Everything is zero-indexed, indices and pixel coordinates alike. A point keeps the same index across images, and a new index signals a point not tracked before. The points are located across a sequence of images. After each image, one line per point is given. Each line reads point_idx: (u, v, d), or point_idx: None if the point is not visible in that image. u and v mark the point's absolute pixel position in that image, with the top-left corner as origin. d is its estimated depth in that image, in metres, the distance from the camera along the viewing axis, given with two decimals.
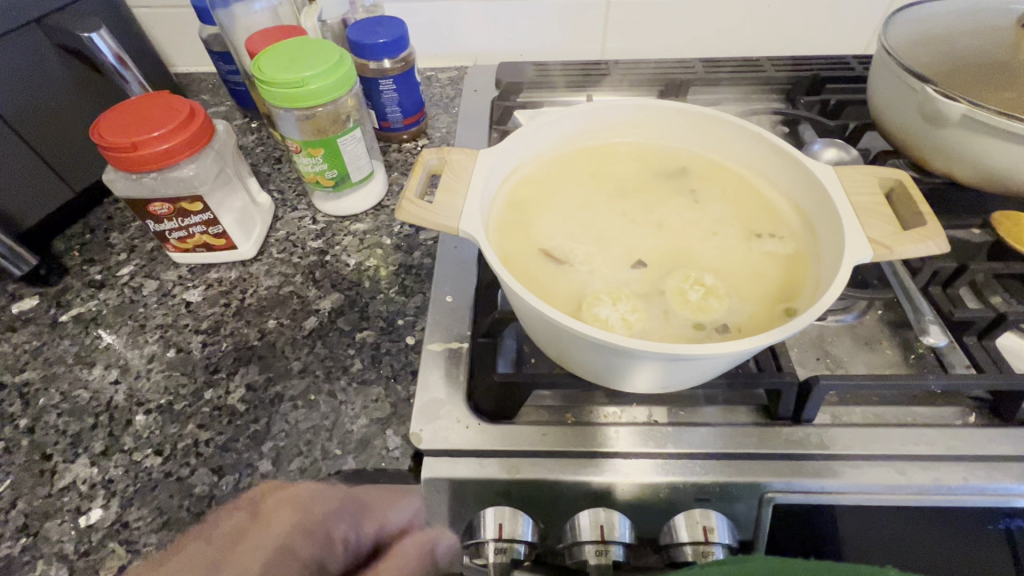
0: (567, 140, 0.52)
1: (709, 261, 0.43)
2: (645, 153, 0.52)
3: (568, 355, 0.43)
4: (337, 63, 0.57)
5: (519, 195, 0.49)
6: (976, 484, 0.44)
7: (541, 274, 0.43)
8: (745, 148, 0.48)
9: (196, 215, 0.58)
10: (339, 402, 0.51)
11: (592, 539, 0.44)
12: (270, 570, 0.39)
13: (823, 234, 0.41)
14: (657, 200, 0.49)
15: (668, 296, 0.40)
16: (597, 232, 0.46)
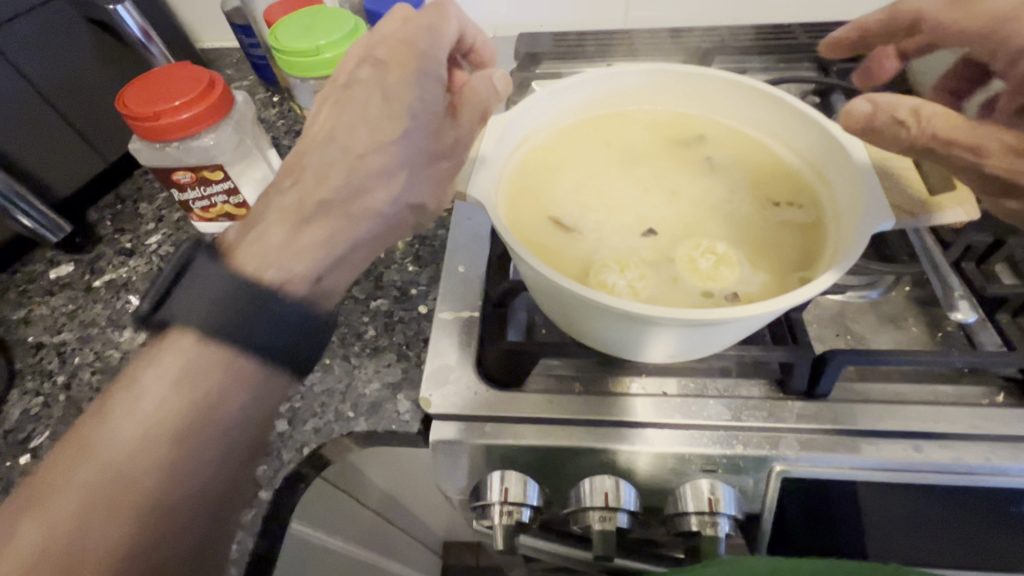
0: (582, 107, 0.51)
1: (723, 229, 0.42)
2: (662, 120, 0.51)
3: (577, 322, 0.43)
4: (351, 30, 0.57)
5: (531, 163, 0.48)
6: (998, 464, 0.42)
7: (550, 242, 0.42)
8: (767, 113, 0.46)
9: (217, 184, 0.59)
10: (353, 366, 0.52)
11: (597, 505, 0.45)
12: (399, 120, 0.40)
13: (845, 201, 0.40)
14: (672, 168, 0.48)
15: (678, 263, 0.40)
16: (608, 200, 0.45)
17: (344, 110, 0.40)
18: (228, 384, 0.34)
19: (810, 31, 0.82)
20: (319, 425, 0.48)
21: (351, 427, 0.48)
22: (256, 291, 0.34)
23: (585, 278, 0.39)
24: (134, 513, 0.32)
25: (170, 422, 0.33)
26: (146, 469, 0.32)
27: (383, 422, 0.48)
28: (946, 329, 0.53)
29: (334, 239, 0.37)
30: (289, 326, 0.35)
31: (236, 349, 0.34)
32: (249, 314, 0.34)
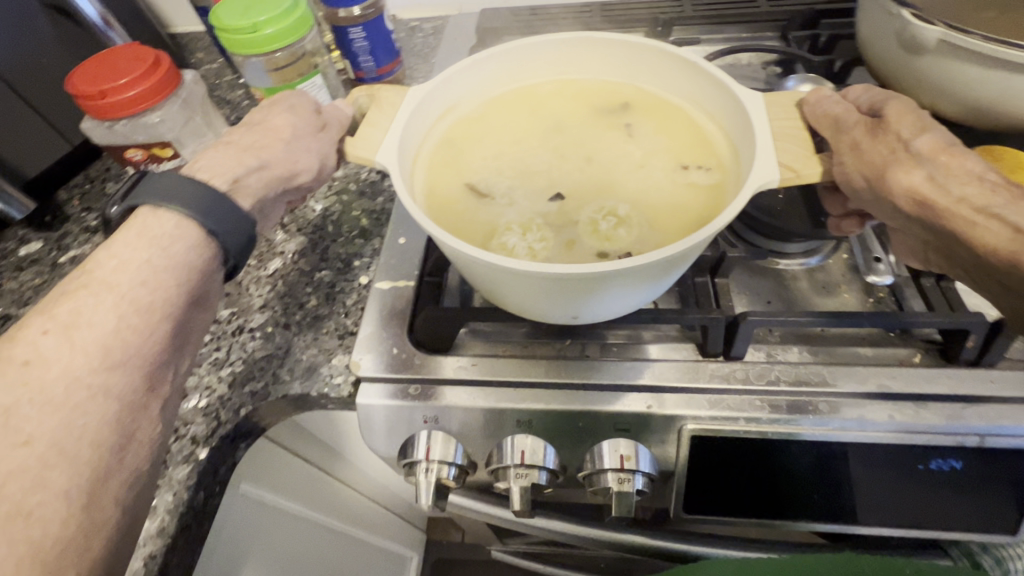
0: (509, 77, 0.51)
1: (631, 192, 0.43)
2: (588, 88, 0.51)
3: (487, 286, 0.44)
4: (292, 7, 0.58)
5: (455, 133, 0.49)
6: (901, 422, 0.43)
7: (461, 207, 0.44)
8: (682, 76, 0.47)
9: (168, 161, 0.61)
10: (293, 334, 0.54)
11: (516, 464, 0.47)
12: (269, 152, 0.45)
13: (744, 162, 0.40)
14: (592, 136, 0.48)
15: (579, 225, 0.41)
16: (524, 166, 0.46)
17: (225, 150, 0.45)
18: (182, 235, 0.40)
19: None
20: (256, 387, 0.51)
21: (285, 390, 0.50)
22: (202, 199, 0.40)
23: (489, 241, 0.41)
24: (113, 313, 0.36)
25: (140, 253, 0.38)
26: (120, 285, 0.37)
27: (316, 385, 0.50)
28: (877, 296, 0.52)
29: (244, 176, 0.44)
30: (237, 215, 0.42)
31: (196, 215, 0.40)
32: (208, 197, 0.41)
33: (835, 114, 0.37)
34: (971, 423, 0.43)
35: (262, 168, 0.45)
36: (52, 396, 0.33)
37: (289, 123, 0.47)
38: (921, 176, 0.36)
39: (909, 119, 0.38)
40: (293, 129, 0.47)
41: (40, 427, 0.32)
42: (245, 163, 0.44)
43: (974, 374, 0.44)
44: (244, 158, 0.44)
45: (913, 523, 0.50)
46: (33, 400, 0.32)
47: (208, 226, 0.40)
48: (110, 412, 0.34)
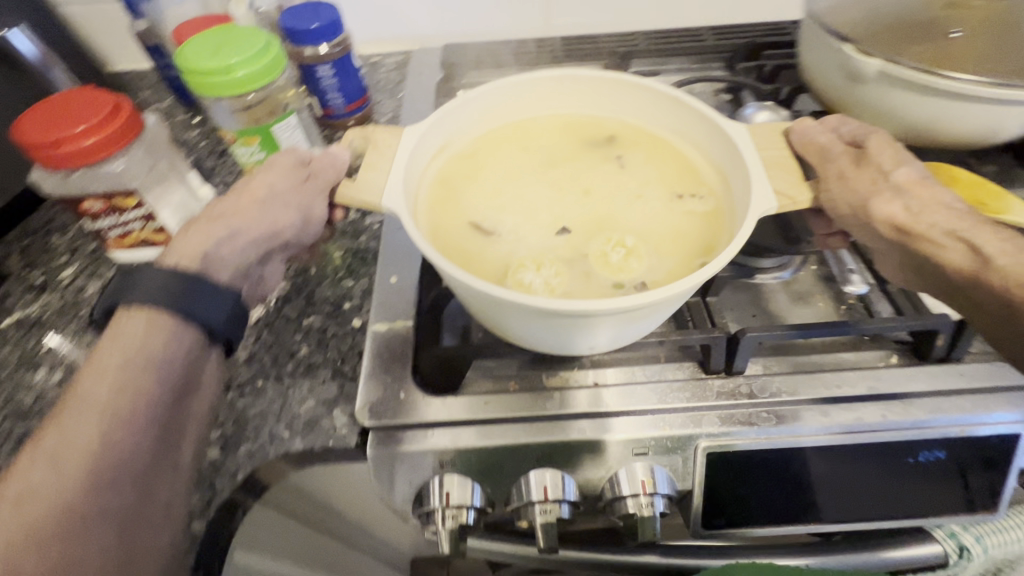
0: (498, 114, 0.52)
1: (633, 223, 0.45)
2: (574, 122, 0.53)
3: (499, 323, 0.44)
4: (265, 48, 0.57)
5: (451, 170, 0.50)
6: (894, 420, 0.47)
7: (469, 246, 0.44)
8: (665, 109, 0.49)
9: (131, 210, 0.57)
10: (287, 386, 0.51)
11: (538, 500, 0.47)
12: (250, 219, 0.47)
13: (737, 190, 0.43)
14: (585, 169, 0.50)
15: (590, 258, 0.42)
16: (525, 202, 0.47)
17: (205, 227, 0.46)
18: (157, 332, 0.40)
19: (717, 31, 0.87)
20: (253, 448, 0.47)
21: (286, 448, 0.47)
22: (187, 286, 0.41)
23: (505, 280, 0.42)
24: (96, 429, 0.35)
25: (116, 359, 0.38)
26: (98, 395, 0.37)
27: (319, 440, 0.48)
28: (849, 302, 0.56)
29: (214, 249, 0.45)
30: (224, 298, 0.43)
31: (174, 309, 0.41)
32: (191, 289, 0.41)
33: (818, 144, 0.41)
34: (953, 415, 0.47)
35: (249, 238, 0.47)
36: (46, 530, 0.32)
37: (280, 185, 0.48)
38: (896, 196, 0.40)
39: (879, 146, 0.42)
40: (284, 190, 0.47)
41: (39, 563, 0.31)
42: (229, 236, 0.46)
43: (947, 368, 0.49)
44: (226, 227, 0.46)
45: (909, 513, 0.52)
46: (23, 536, 0.32)
47: (190, 317, 0.41)
48: (109, 533, 0.34)
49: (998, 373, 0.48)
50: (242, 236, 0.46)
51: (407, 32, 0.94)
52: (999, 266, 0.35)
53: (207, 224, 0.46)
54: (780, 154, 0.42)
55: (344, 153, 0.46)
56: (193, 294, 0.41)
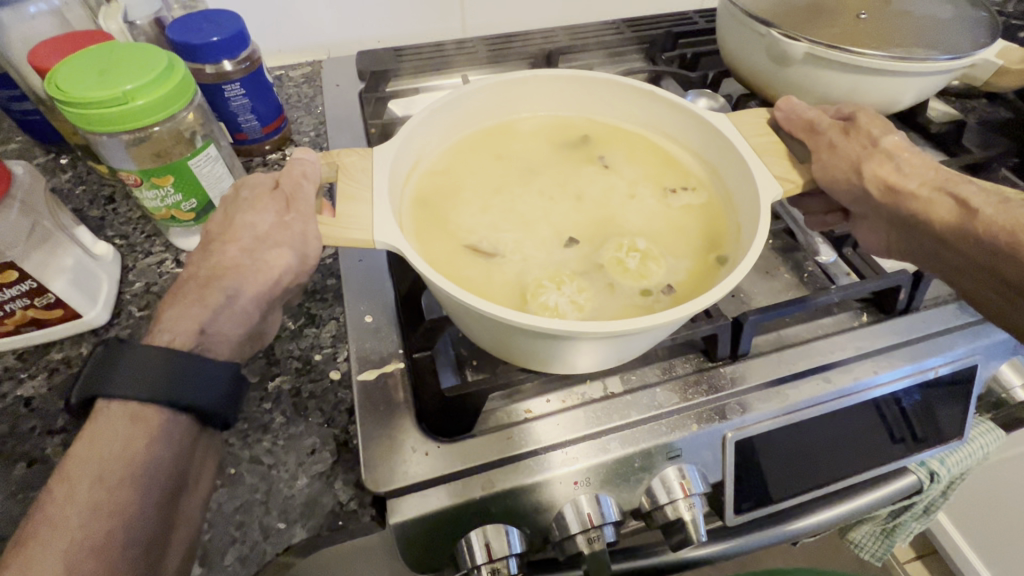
0: (464, 123, 0.48)
1: (635, 226, 0.45)
2: (543, 125, 0.51)
3: (517, 353, 0.41)
4: (167, 69, 0.47)
5: (426, 193, 0.45)
6: (883, 375, 0.50)
7: (474, 272, 0.41)
8: (636, 104, 0.48)
9: (11, 287, 0.45)
10: (268, 467, 0.43)
11: (581, 530, 0.44)
12: (242, 270, 0.41)
13: (732, 179, 0.43)
14: (569, 173, 0.49)
15: (607, 268, 0.41)
16: (518, 216, 0.45)
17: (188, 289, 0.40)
18: (137, 433, 0.35)
19: (632, 24, 0.89)
20: (244, 551, 0.39)
21: (288, 540, 0.40)
22: (182, 363, 0.36)
23: (526, 305, 0.39)
24: (63, 563, 0.31)
25: (94, 470, 0.34)
26: (70, 519, 0.32)
27: (325, 521, 0.41)
28: (808, 270, 0.59)
29: (210, 321, 0.40)
30: (220, 377, 0.38)
31: (157, 399, 0.35)
32: (181, 373, 0.36)
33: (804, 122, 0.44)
34: (925, 359, 0.52)
35: (254, 294, 0.41)
36: None
37: (265, 221, 0.41)
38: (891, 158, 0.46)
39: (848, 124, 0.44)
40: (274, 227, 0.41)
41: None
42: (227, 300, 0.40)
43: (910, 319, 0.54)
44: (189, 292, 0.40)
45: (909, 450, 0.55)
46: None
47: (178, 404, 0.36)
48: None
49: (947, 316, 0.54)
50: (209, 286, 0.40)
51: (311, 42, 0.85)
52: (987, 210, 0.43)
53: (199, 288, 0.40)
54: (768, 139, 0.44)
55: (316, 162, 0.42)
56: (184, 378, 0.36)
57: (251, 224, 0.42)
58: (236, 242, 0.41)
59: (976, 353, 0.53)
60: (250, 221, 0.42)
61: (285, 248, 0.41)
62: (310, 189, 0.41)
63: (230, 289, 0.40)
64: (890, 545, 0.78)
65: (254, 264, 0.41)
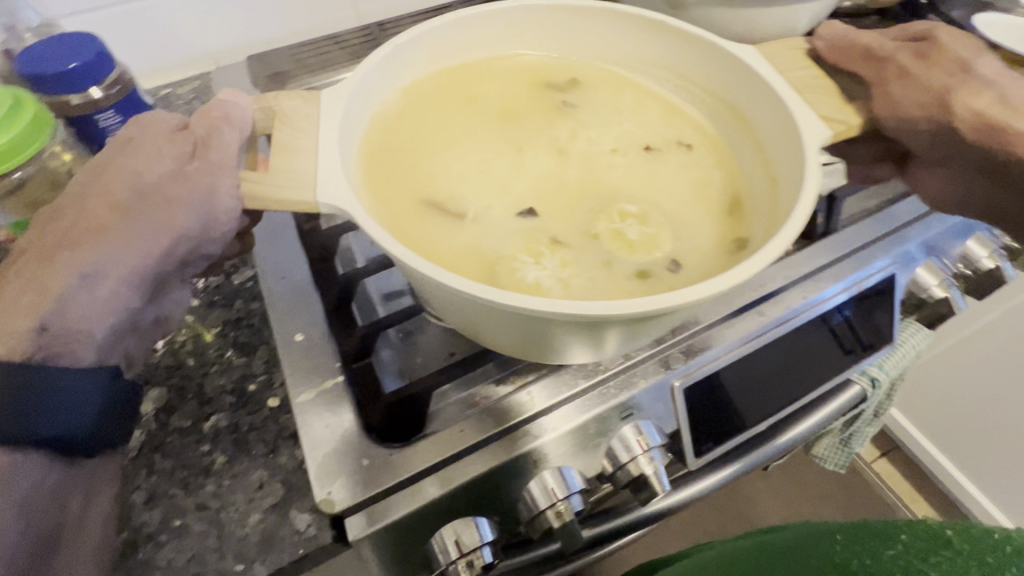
0: (431, 59, 0.49)
1: (624, 184, 0.47)
2: (528, 68, 0.53)
3: (500, 346, 0.38)
4: (13, 105, 0.41)
5: (388, 145, 0.46)
6: (814, 297, 0.50)
7: (432, 231, 0.42)
8: (652, 48, 0.51)
9: None
10: (215, 511, 0.38)
11: (548, 506, 0.42)
12: (127, 237, 0.35)
13: (760, 128, 0.46)
14: (552, 120, 0.51)
15: (604, 240, 0.42)
16: (498, 172, 0.46)
17: (77, 277, 0.33)
18: None
19: None
20: None
21: None
22: (25, 386, 0.30)
23: (510, 275, 0.39)
24: None
25: None
26: None
27: (287, 556, 0.36)
28: None
29: (105, 309, 0.34)
30: (90, 398, 0.32)
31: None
32: (27, 402, 0.30)
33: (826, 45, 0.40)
34: (856, 273, 0.52)
35: (126, 273, 0.34)
36: None
37: (157, 169, 0.36)
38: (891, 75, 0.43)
39: None
40: (169, 175, 0.36)
41: None
42: (100, 280, 0.34)
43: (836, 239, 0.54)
44: (107, 293, 0.34)
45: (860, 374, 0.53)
46: None
47: (25, 439, 0.30)
48: None
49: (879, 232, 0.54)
50: (58, 256, 0.33)
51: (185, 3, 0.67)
52: None
53: (65, 257, 0.33)
54: (805, 73, 0.47)
55: (246, 109, 0.39)
56: (29, 405, 0.30)
57: (149, 184, 0.36)
58: (109, 195, 0.35)
59: (893, 262, 0.53)
60: (149, 181, 0.36)
61: (180, 210, 0.36)
62: (233, 136, 0.38)
63: (87, 266, 0.33)
64: (850, 452, 0.78)
65: (139, 227, 0.35)
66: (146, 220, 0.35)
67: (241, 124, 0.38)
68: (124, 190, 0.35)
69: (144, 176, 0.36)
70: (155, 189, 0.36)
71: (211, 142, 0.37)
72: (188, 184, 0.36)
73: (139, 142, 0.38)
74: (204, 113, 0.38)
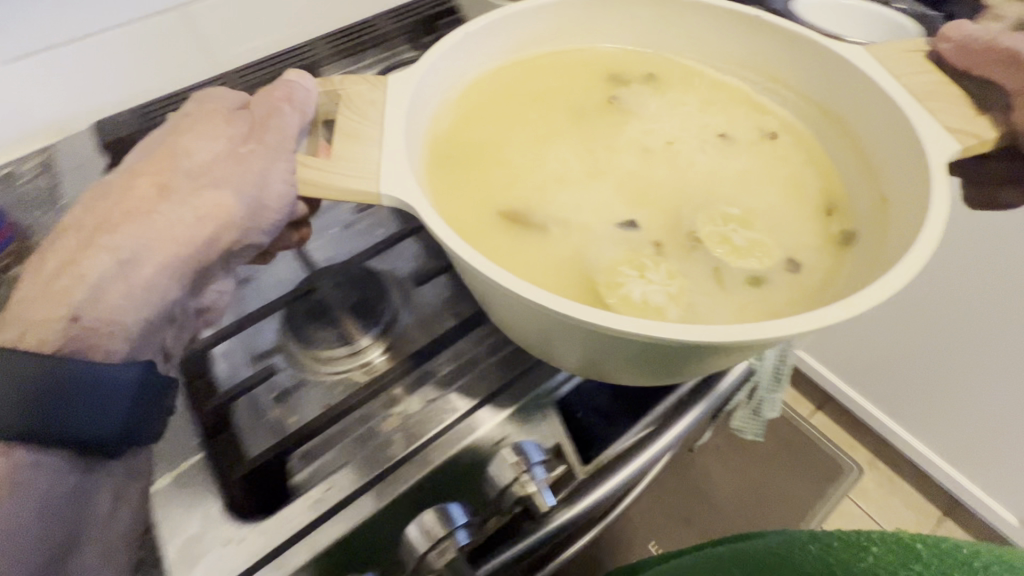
0: (499, 55, 0.44)
1: (720, 193, 0.41)
2: (600, 65, 0.47)
3: (600, 368, 0.33)
4: None
5: (450, 147, 0.41)
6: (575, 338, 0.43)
7: (504, 242, 0.37)
8: (747, 46, 0.44)
9: None
10: None
11: (428, 551, 0.35)
12: (171, 223, 0.31)
13: (870, 136, 0.40)
14: (628, 124, 0.45)
15: (709, 248, 0.37)
16: (575, 178, 0.41)
17: (116, 265, 0.30)
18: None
19: None
20: None
21: None
22: (51, 373, 0.27)
23: (608, 290, 0.34)
24: None
25: None
26: None
27: None
28: None
29: (141, 299, 0.30)
30: (115, 387, 0.28)
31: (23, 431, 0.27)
32: (52, 391, 0.27)
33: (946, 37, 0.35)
34: None
35: (166, 262, 0.31)
36: None
37: (212, 151, 0.33)
38: None
39: None
40: (222, 158, 0.33)
41: None
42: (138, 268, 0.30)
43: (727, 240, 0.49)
44: (145, 283, 0.30)
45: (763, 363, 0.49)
46: None
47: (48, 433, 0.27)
48: None
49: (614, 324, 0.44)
50: (98, 240, 0.30)
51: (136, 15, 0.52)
52: None
53: (106, 241, 0.30)
54: (925, 78, 0.37)
55: (311, 93, 0.35)
56: (53, 395, 0.27)
57: (202, 169, 0.33)
58: (161, 178, 0.32)
59: None
60: (202, 166, 0.33)
61: (228, 195, 0.32)
62: (294, 119, 0.34)
63: (127, 253, 0.30)
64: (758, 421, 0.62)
65: (184, 212, 0.32)
66: (194, 202, 0.32)
67: (303, 107, 0.34)
68: (175, 174, 0.33)
69: (199, 162, 0.33)
70: (207, 173, 0.33)
71: (271, 124, 0.33)
72: (241, 168, 0.32)
73: (200, 123, 0.35)
74: (269, 92, 0.35)
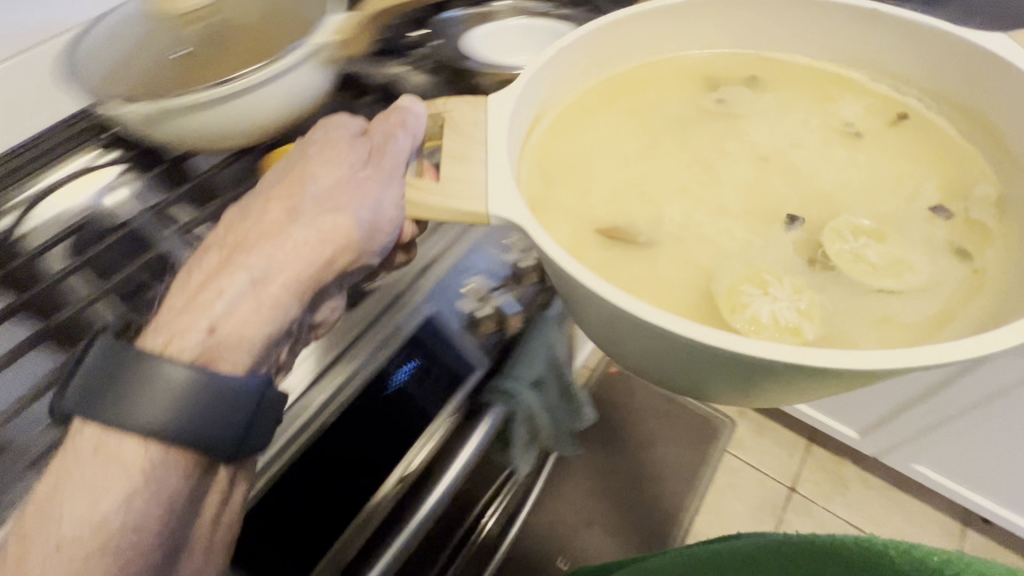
0: (598, 65, 0.43)
1: (842, 204, 0.39)
2: (699, 71, 0.46)
3: (711, 393, 0.32)
4: None
5: (550, 159, 0.41)
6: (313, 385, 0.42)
7: (610, 255, 0.36)
8: (871, 42, 0.41)
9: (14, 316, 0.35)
10: None
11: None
12: (295, 245, 0.34)
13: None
14: (735, 129, 0.43)
15: (836, 270, 0.35)
16: (677, 189, 0.40)
17: (248, 282, 0.33)
18: (137, 470, 0.29)
19: None
20: None
21: None
22: (197, 381, 0.30)
23: (731, 313, 0.33)
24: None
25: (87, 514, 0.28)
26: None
27: None
28: None
29: (266, 315, 0.33)
30: (247, 398, 0.31)
31: (170, 432, 0.29)
32: (198, 397, 0.30)
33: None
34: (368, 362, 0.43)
35: (289, 280, 0.33)
36: None
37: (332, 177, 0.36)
38: None
39: None
40: (339, 184, 0.36)
41: None
42: (265, 286, 0.33)
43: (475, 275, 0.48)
44: (270, 299, 0.33)
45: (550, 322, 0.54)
46: None
47: (191, 436, 0.29)
48: None
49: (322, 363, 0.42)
50: (236, 258, 0.33)
51: (6, 56, 0.56)
52: None
53: (240, 261, 0.33)
54: None
55: (422, 119, 0.36)
56: (198, 402, 0.30)
57: (323, 193, 0.36)
58: (286, 201, 0.35)
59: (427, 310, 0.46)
60: (323, 189, 0.36)
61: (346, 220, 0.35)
62: (406, 144, 0.36)
63: (257, 271, 0.33)
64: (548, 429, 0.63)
65: (304, 234, 0.34)
66: (315, 227, 0.35)
67: (414, 132, 0.36)
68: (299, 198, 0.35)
69: (321, 187, 0.36)
70: (326, 197, 0.35)
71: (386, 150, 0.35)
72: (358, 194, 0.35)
73: (323, 150, 0.37)
74: (386, 117, 0.37)
